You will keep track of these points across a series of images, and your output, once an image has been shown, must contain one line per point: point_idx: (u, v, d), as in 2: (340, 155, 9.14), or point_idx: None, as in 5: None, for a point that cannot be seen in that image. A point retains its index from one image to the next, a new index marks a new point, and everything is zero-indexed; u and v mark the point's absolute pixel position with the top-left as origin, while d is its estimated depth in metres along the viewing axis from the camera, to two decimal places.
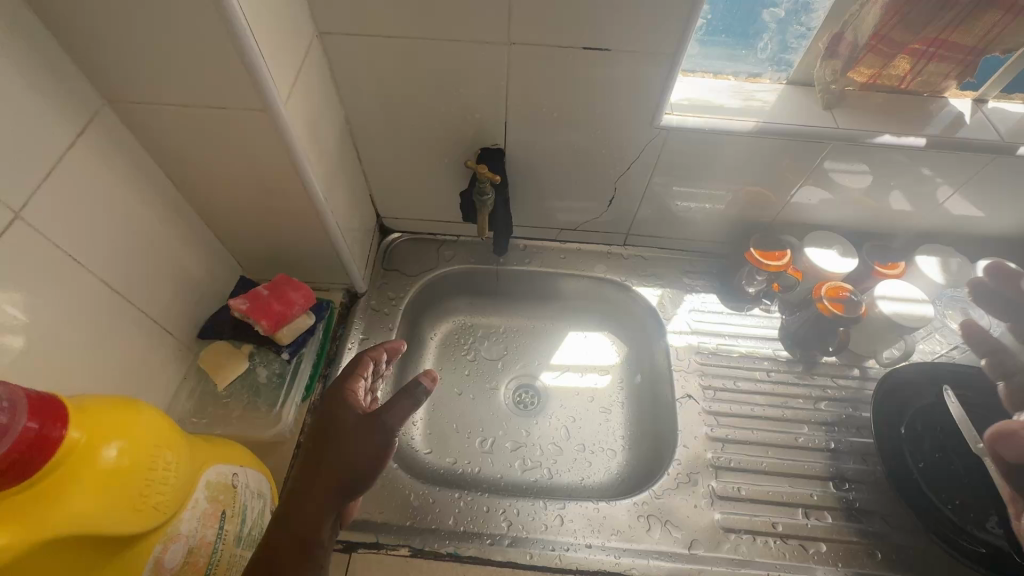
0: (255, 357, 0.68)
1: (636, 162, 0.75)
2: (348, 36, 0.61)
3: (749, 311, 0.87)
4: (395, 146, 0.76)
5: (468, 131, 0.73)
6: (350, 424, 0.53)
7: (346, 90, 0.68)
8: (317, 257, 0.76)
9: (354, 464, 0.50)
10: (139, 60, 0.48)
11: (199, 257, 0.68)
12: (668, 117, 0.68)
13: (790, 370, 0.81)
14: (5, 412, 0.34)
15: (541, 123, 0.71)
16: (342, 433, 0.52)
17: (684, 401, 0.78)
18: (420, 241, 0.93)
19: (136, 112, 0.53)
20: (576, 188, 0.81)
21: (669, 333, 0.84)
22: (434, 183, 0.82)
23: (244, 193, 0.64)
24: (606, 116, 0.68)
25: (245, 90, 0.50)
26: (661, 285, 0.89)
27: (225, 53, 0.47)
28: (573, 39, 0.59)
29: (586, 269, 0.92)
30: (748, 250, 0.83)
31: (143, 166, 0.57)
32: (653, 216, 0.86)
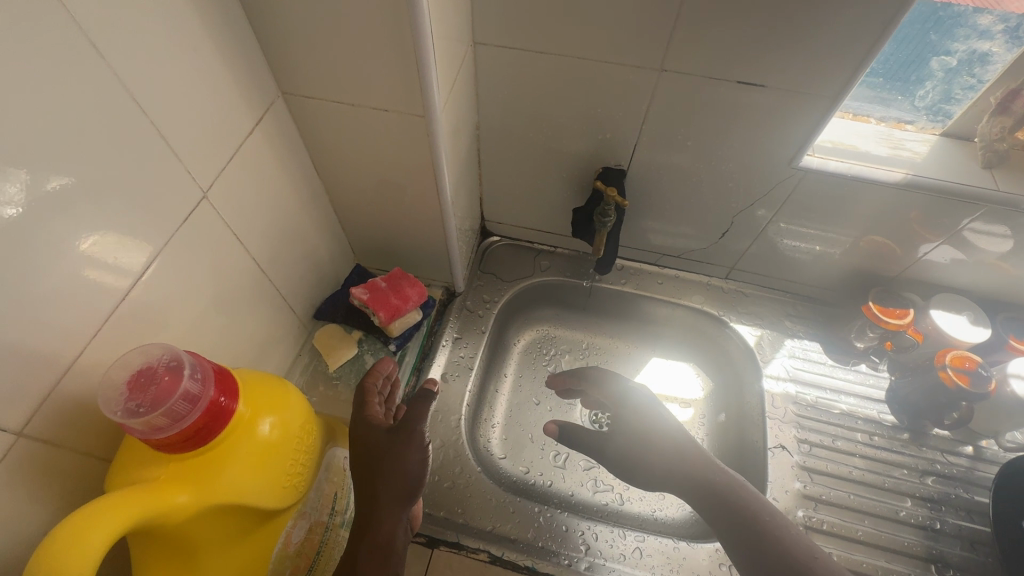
0: (363, 344, 0.71)
1: (762, 199, 0.72)
2: (500, 48, 0.62)
3: (854, 366, 0.82)
4: (517, 156, 0.77)
5: (594, 150, 0.73)
6: (387, 443, 0.53)
7: (484, 98, 0.69)
8: (427, 254, 0.79)
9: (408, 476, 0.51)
10: (324, 60, 0.51)
11: (325, 242, 0.72)
12: (808, 159, 0.66)
13: (894, 437, 0.76)
14: (199, 381, 0.38)
15: (670, 150, 0.69)
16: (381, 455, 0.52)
17: (776, 451, 0.75)
18: (517, 247, 0.94)
19: (305, 105, 0.56)
20: (689, 217, 0.80)
21: (765, 377, 0.81)
22: (546, 195, 0.83)
23: (379, 188, 0.67)
24: (741, 150, 0.66)
25: (411, 97, 0.52)
26: (761, 326, 0.86)
27: (404, 62, 0.49)
28: (727, 72, 0.58)
29: (682, 298, 0.90)
30: (866, 304, 0.78)
31: (297, 155, 0.61)
32: (764, 254, 0.83)
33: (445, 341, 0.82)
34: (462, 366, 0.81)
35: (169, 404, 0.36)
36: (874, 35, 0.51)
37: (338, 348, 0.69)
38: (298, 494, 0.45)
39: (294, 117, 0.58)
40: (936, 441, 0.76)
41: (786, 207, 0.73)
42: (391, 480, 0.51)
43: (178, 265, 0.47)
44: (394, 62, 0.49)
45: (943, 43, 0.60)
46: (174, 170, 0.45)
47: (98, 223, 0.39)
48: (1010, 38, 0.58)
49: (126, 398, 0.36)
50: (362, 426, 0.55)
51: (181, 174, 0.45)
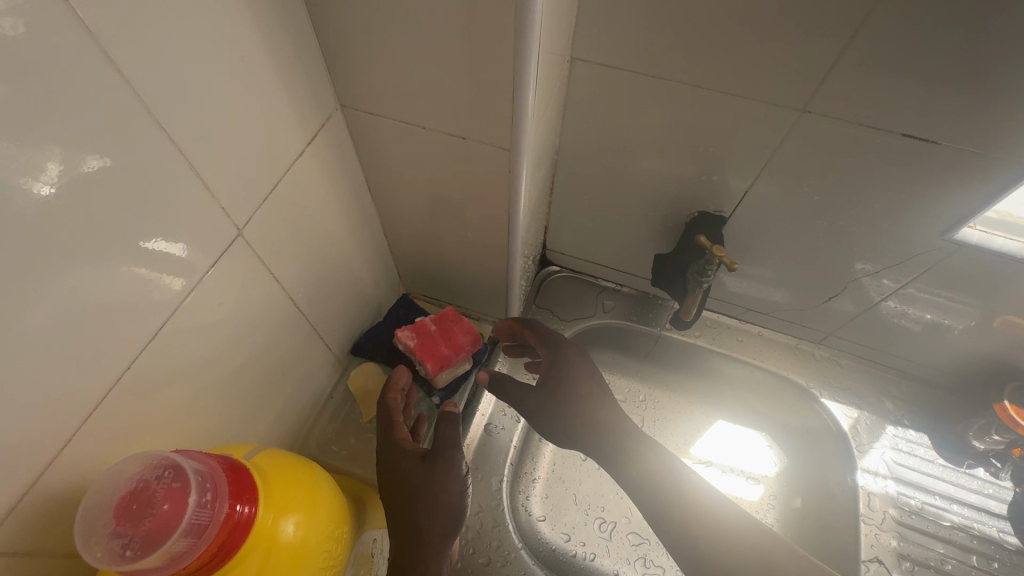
0: None
1: (891, 268, 0.60)
2: (599, 68, 0.52)
3: (969, 470, 0.70)
4: (596, 187, 0.67)
5: (691, 191, 0.62)
6: (415, 470, 0.48)
7: (570, 122, 0.59)
8: (482, 288, 0.69)
9: (449, 506, 0.46)
10: (394, 75, 0.42)
11: (371, 268, 0.63)
12: (965, 232, 0.53)
13: (1017, 565, 0.64)
14: (209, 495, 0.31)
15: (787, 202, 0.58)
16: (411, 487, 0.47)
17: (870, 565, 0.64)
18: (579, 282, 0.83)
19: (366, 122, 0.48)
20: (792, 275, 0.68)
21: (859, 470, 0.70)
22: (622, 232, 0.72)
23: (439, 215, 0.58)
24: (879, 211, 0.55)
25: (496, 127, 0.43)
26: (858, 405, 0.74)
27: (494, 87, 0.40)
28: (883, 120, 0.47)
29: (764, 360, 0.78)
30: (999, 402, 0.66)
31: (351, 176, 0.53)
32: (875, 325, 0.70)
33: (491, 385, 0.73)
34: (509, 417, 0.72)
35: (171, 535, 0.29)
36: None
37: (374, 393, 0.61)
38: None
39: (351, 133, 0.50)
40: None
41: (921, 279, 0.60)
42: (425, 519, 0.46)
43: (202, 314, 0.40)
44: (482, 85, 0.40)
45: None
46: (204, 205, 0.37)
47: (104, 277, 0.31)
48: None
49: (112, 536, 0.29)
50: (392, 453, 0.50)
51: (212, 209, 0.37)
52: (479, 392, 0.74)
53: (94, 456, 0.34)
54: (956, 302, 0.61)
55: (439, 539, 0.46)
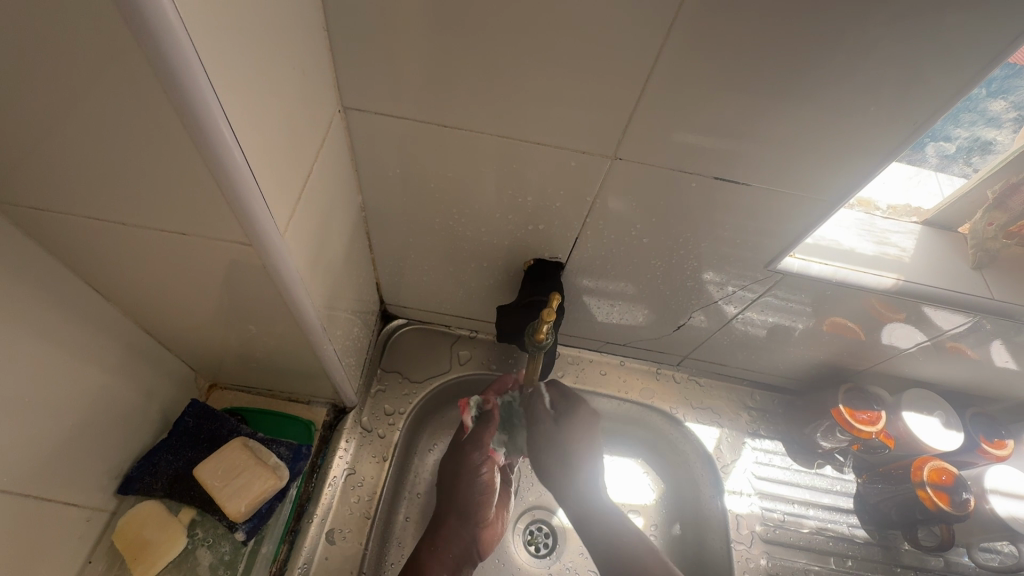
0: (197, 531, 0.50)
1: (727, 294, 0.60)
2: (383, 116, 0.43)
3: (819, 469, 0.72)
4: (421, 240, 0.58)
5: (521, 240, 0.56)
6: (461, 460, 0.66)
7: (368, 176, 0.50)
8: (302, 371, 0.58)
9: (472, 497, 0.64)
10: (54, 164, 0.29)
11: (134, 381, 0.49)
12: (787, 260, 0.53)
13: (867, 557, 0.67)
14: None
15: (621, 245, 0.54)
16: (453, 475, 0.65)
17: None
18: (429, 334, 0.75)
19: (40, 219, 0.34)
20: (640, 309, 0.65)
21: (726, 494, 0.69)
22: (462, 284, 0.64)
23: (209, 308, 0.45)
24: (704, 247, 0.53)
25: (227, 219, 0.32)
26: (719, 423, 0.74)
27: (200, 175, 0.29)
28: (691, 163, 0.44)
29: (630, 392, 0.75)
30: (836, 407, 0.68)
31: (52, 283, 0.38)
32: (723, 344, 0.71)
33: (332, 481, 0.60)
34: (355, 516, 0.59)
35: None
36: (874, 130, 0.40)
37: (155, 542, 0.48)
38: None
39: (28, 234, 0.35)
40: (908, 557, 0.68)
41: (774, 289, 0.58)
42: (454, 502, 0.64)
43: None
44: (183, 172, 0.29)
45: (946, 129, 0.48)
46: None
47: None
48: (1017, 126, 0.48)
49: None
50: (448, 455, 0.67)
51: None
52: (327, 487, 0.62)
53: None
54: (800, 308, 0.61)
55: (457, 519, 0.63)
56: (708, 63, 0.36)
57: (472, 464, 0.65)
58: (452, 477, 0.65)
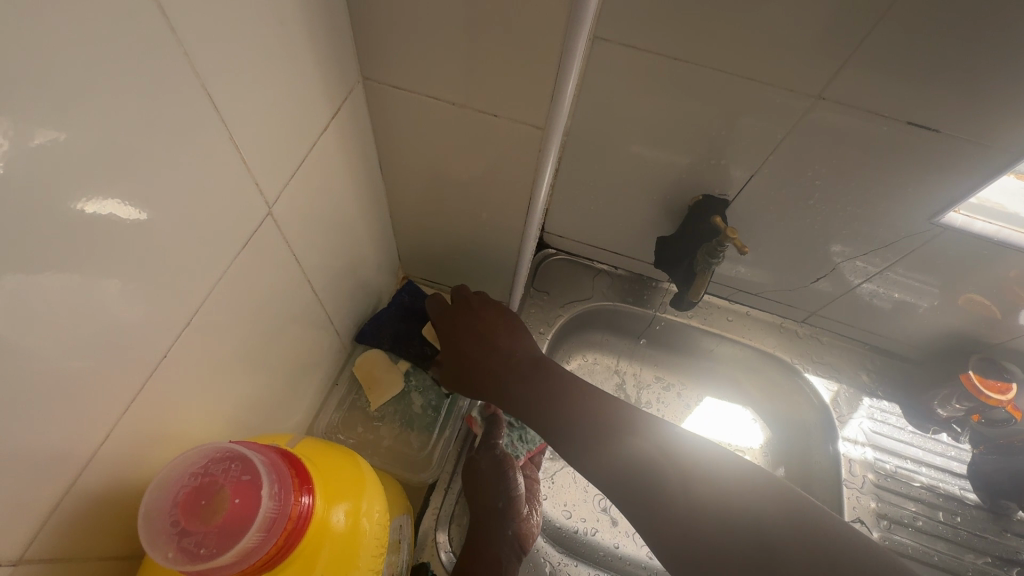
0: (410, 379, 0.63)
1: (877, 251, 0.64)
2: (621, 47, 0.51)
3: (935, 435, 0.76)
4: (602, 170, 0.67)
5: (696, 176, 0.63)
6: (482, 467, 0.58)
7: (583, 102, 0.59)
8: (488, 270, 0.69)
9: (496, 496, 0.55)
10: (428, 50, 0.41)
11: (375, 250, 0.61)
12: (953, 215, 0.57)
13: (975, 518, 0.70)
14: (279, 489, 0.27)
15: (791, 187, 0.60)
16: (476, 478, 0.58)
17: (853, 526, 0.68)
18: (574, 264, 0.84)
19: (387, 94, 0.46)
20: (782, 258, 0.71)
21: (841, 439, 0.74)
22: (623, 216, 0.72)
23: (449, 195, 0.57)
24: (873, 196, 0.57)
25: (535, 107, 0.43)
26: (838, 378, 0.79)
27: (539, 64, 0.39)
28: (898, 109, 0.48)
29: (753, 339, 0.81)
30: (964, 372, 0.71)
31: (364, 153, 0.50)
32: (854, 304, 0.75)
33: None
34: None
35: (246, 531, 0.25)
36: None
37: (382, 380, 0.61)
38: None
39: (368, 107, 0.48)
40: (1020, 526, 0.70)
41: (897, 265, 0.65)
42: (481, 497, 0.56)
43: (234, 296, 0.37)
44: (523, 63, 0.39)
45: None
46: (242, 183, 0.34)
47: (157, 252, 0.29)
48: None
49: (181, 535, 0.24)
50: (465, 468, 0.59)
51: (249, 189, 0.35)
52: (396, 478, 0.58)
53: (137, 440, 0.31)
54: (922, 285, 0.67)
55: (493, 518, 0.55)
56: (935, 22, 0.41)
57: (491, 466, 0.58)
58: (477, 481, 0.58)
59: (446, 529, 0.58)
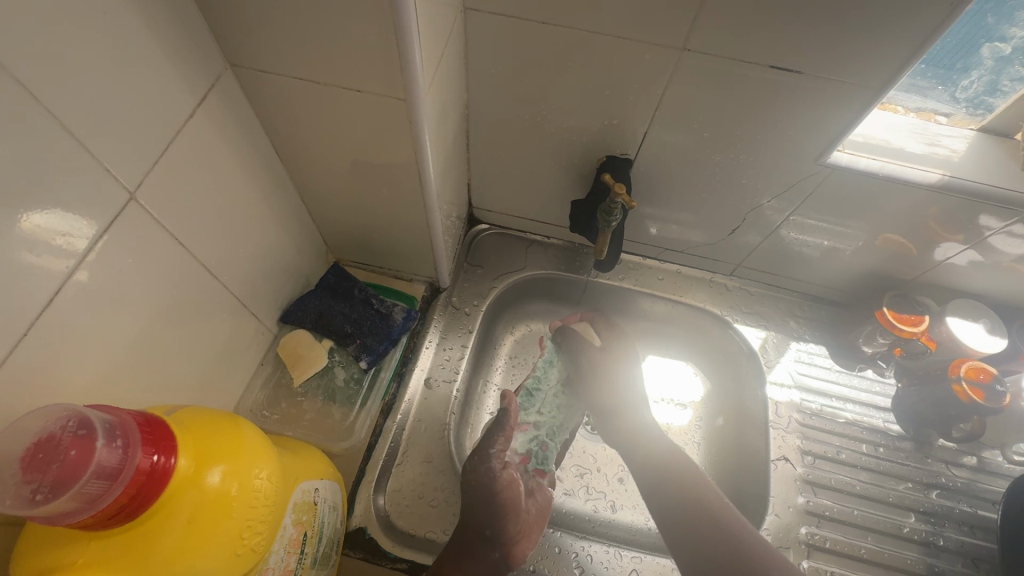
0: (335, 355, 0.66)
1: (780, 196, 0.66)
2: (493, 16, 0.53)
3: (860, 371, 0.78)
4: (510, 138, 0.69)
5: (595, 139, 0.65)
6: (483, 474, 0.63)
7: (474, 74, 0.60)
8: (409, 246, 0.71)
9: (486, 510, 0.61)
10: (281, 28, 0.42)
11: (288, 233, 0.64)
12: (838, 154, 0.59)
13: (899, 447, 0.73)
14: (119, 445, 0.30)
15: (684, 141, 0.62)
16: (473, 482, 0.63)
17: (778, 463, 0.71)
18: (508, 237, 0.86)
19: (258, 78, 0.48)
20: (696, 212, 0.73)
21: (768, 384, 0.77)
22: (540, 184, 0.75)
23: (349, 173, 0.59)
24: (758, 142, 0.59)
25: (392, 78, 0.45)
26: (766, 326, 0.81)
27: (380, 36, 0.41)
28: (756, 54, 0.50)
29: (683, 295, 0.84)
30: (880, 309, 0.74)
31: (250, 138, 0.53)
32: (773, 253, 0.77)
33: (429, 343, 0.74)
34: (448, 370, 0.73)
35: (80, 479, 0.28)
36: (931, 17, 0.44)
37: (305, 358, 0.64)
38: (260, 551, 0.38)
39: (245, 92, 0.50)
40: (941, 452, 0.73)
41: (803, 206, 0.66)
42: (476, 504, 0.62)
43: (104, 277, 0.40)
44: (367, 36, 0.41)
45: (1000, 28, 0.53)
46: (86, 166, 0.36)
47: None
48: None
49: (21, 480, 0.27)
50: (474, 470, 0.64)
51: (96, 172, 0.37)
52: (323, 442, 0.63)
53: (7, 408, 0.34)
54: (833, 223, 0.68)
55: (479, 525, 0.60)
56: None
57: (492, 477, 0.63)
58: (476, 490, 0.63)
59: (383, 493, 0.63)
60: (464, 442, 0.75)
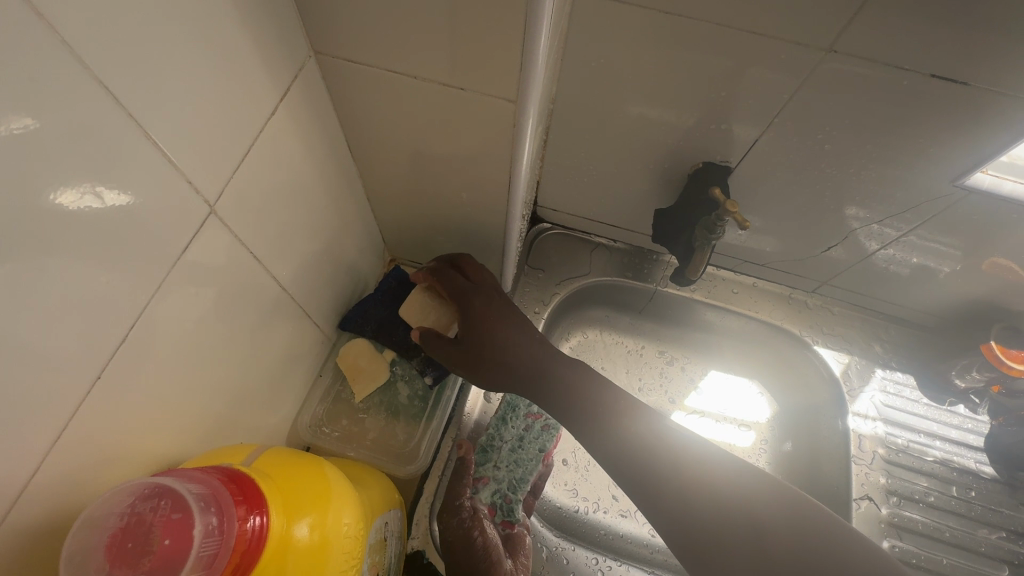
0: (396, 366, 0.62)
1: (896, 216, 0.59)
2: (604, 3, 0.46)
3: (951, 406, 0.72)
4: (594, 137, 0.62)
5: (693, 144, 0.58)
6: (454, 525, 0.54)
7: (567, 67, 0.54)
8: (475, 251, 0.66)
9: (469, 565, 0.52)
10: (382, 14, 0.36)
11: (352, 234, 0.59)
12: (979, 175, 0.52)
13: (992, 491, 0.68)
14: (217, 514, 0.27)
15: (798, 152, 0.55)
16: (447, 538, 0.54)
17: (860, 502, 0.67)
18: (571, 238, 0.80)
19: (342, 69, 0.42)
20: (792, 227, 0.66)
21: (850, 414, 0.72)
22: (618, 188, 0.68)
23: (425, 174, 0.54)
24: (888, 159, 0.52)
25: (503, 77, 0.39)
26: (849, 350, 0.75)
27: (501, 31, 0.35)
28: (917, 62, 0.43)
29: (758, 311, 0.78)
30: (986, 343, 0.67)
31: (325, 134, 0.47)
32: (868, 274, 0.70)
33: None
34: None
35: (180, 569, 0.25)
36: None
37: (366, 370, 0.59)
38: None
39: (325, 82, 0.44)
40: None
41: (920, 229, 0.59)
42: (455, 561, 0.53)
43: (182, 300, 0.35)
44: (485, 30, 0.35)
45: None
46: (168, 179, 0.31)
47: (76, 264, 0.27)
48: None
49: None
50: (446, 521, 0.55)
51: (177, 183, 0.32)
52: (385, 463, 0.59)
53: (80, 455, 0.30)
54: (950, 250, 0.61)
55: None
56: None
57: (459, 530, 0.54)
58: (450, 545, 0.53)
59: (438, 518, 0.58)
60: None
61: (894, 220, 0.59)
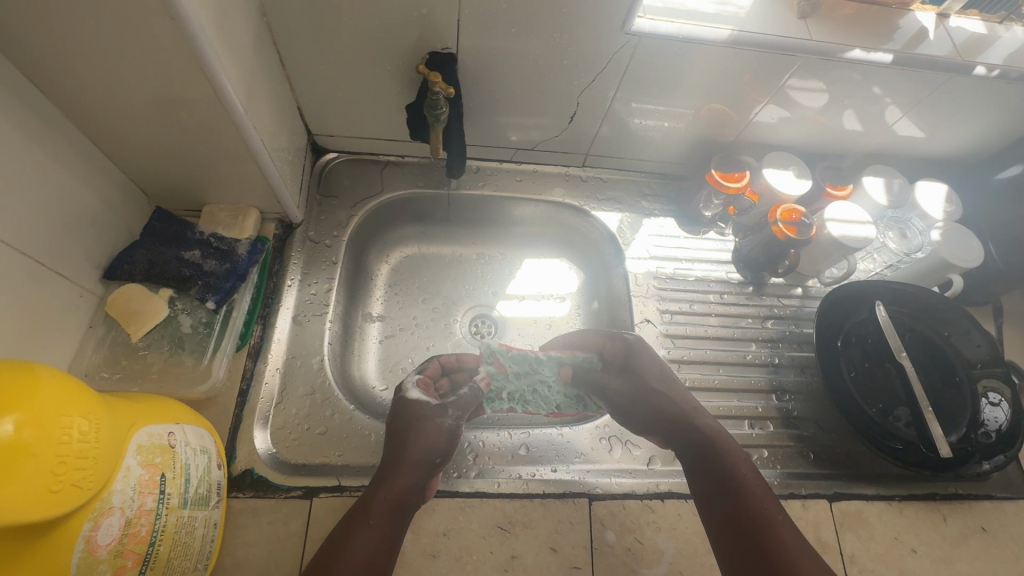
0: (176, 303, 0.63)
1: (603, 74, 0.68)
2: None
3: (704, 234, 0.87)
4: (326, 48, 0.64)
5: (413, 36, 0.63)
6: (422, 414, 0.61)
7: None
8: (242, 182, 0.66)
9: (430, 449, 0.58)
10: None
11: (87, 183, 0.57)
12: (640, 21, 0.61)
13: (741, 292, 0.83)
14: None
15: (500, 26, 0.62)
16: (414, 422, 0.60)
17: (642, 325, 0.79)
18: (359, 163, 0.83)
19: None
20: (536, 105, 0.74)
21: (629, 260, 0.83)
22: (374, 98, 0.72)
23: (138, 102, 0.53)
24: (568, 17, 0.60)
25: None
26: (621, 209, 0.87)
27: None
28: None
29: (543, 193, 0.86)
30: (709, 172, 0.80)
31: None
32: (615, 137, 0.81)
33: (290, 280, 0.72)
34: (317, 304, 0.72)
35: None
36: None
37: (140, 309, 0.60)
38: (87, 489, 0.37)
39: None
40: (774, 289, 0.85)
41: (625, 82, 0.70)
42: (414, 442, 0.58)
43: None
44: None
45: None
46: None
47: None
48: None
49: None
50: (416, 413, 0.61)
51: None
52: (187, 396, 0.60)
53: None
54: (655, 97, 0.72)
55: (418, 464, 0.57)
56: None
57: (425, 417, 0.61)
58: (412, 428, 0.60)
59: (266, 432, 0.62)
60: (352, 369, 0.76)
61: (602, 78, 0.69)
